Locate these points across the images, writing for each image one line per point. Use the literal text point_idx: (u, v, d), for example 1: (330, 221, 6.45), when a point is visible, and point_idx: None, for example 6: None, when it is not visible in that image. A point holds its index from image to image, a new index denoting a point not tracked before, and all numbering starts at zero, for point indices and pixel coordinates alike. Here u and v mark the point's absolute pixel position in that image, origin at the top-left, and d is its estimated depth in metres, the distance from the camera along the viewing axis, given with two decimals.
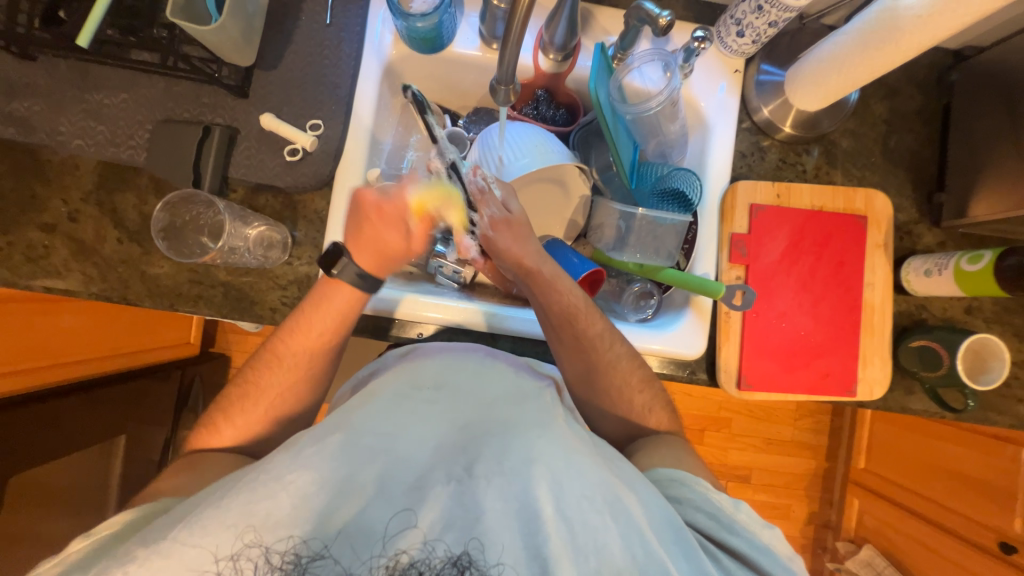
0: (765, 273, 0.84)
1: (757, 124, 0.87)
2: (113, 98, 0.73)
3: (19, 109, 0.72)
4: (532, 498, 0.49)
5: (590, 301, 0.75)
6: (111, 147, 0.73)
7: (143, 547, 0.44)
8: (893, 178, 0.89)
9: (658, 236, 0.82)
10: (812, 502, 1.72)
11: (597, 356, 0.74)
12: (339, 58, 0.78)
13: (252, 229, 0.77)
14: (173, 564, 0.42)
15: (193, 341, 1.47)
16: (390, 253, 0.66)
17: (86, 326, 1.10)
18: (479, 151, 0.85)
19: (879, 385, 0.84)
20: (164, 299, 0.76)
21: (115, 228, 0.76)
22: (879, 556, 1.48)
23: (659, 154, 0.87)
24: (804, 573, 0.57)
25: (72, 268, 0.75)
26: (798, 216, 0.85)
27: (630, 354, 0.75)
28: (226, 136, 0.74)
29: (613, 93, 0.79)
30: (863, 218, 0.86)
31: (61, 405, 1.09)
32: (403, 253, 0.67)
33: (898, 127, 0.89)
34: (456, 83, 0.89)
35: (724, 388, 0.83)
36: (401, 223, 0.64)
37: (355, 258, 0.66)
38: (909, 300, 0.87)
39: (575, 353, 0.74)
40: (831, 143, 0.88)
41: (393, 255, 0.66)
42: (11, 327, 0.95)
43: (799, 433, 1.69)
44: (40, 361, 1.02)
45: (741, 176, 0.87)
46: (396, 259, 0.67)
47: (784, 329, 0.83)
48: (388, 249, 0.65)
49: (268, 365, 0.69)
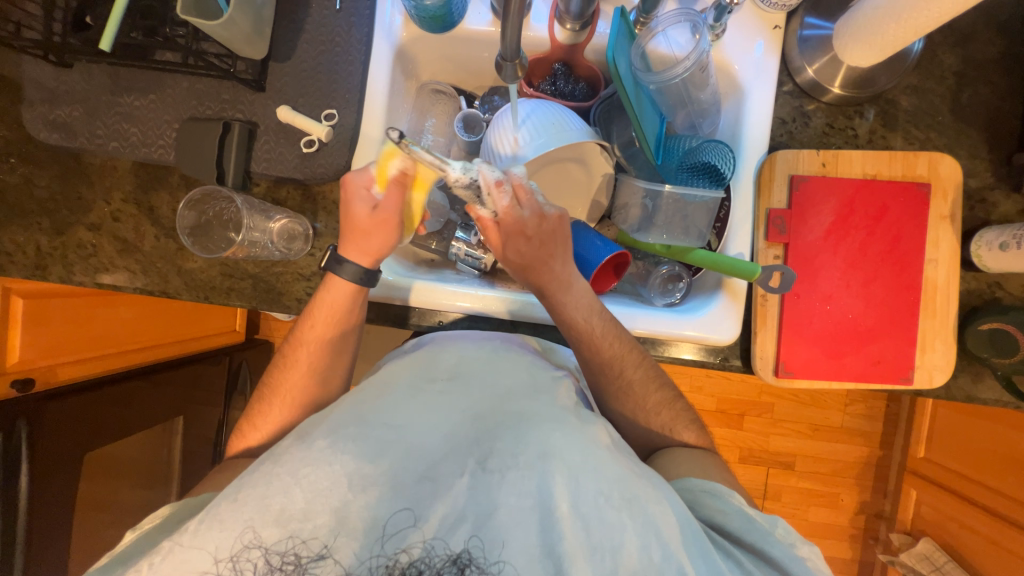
0: (807, 252, 0.77)
1: (800, 86, 0.79)
2: (142, 99, 0.76)
3: (61, 116, 0.76)
4: (547, 494, 0.49)
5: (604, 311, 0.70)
6: (143, 147, 0.76)
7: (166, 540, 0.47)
8: (964, 139, 0.78)
9: (687, 214, 0.77)
10: (863, 491, 1.62)
11: (596, 354, 0.70)
12: (350, 44, 0.77)
13: (275, 222, 0.78)
14: (193, 556, 0.45)
15: (238, 329, 1.54)
16: (363, 229, 0.67)
17: (142, 318, 1.20)
18: (494, 134, 0.81)
19: (940, 371, 0.76)
20: (199, 292, 0.80)
21: (152, 225, 0.80)
22: (937, 549, 1.37)
23: (689, 126, 0.82)
24: None
25: (118, 264, 0.80)
26: (845, 187, 0.77)
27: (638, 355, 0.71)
28: (246, 131, 0.75)
29: (636, 62, 0.73)
30: (927, 186, 0.76)
31: (131, 388, 1.16)
32: (372, 226, 0.67)
33: (972, 79, 0.78)
34: (470, 63, 0.86)
35: (760, 376, 0.78)
36: (371, 194, 0.66)
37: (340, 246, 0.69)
38: (980, 277, 0.78)
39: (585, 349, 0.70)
40: (888, 102, 0.79)
41: (366, 231, 0.67)
42: (76, 318, 1.06)
43: (850, 419, 1.59)
44: (105, 350, 1.12)
45: (780, 145, 0.80)
46: (371, 238, 0.68)
47: (829, 312, 0.77)
48: (360, 223, 0.67)
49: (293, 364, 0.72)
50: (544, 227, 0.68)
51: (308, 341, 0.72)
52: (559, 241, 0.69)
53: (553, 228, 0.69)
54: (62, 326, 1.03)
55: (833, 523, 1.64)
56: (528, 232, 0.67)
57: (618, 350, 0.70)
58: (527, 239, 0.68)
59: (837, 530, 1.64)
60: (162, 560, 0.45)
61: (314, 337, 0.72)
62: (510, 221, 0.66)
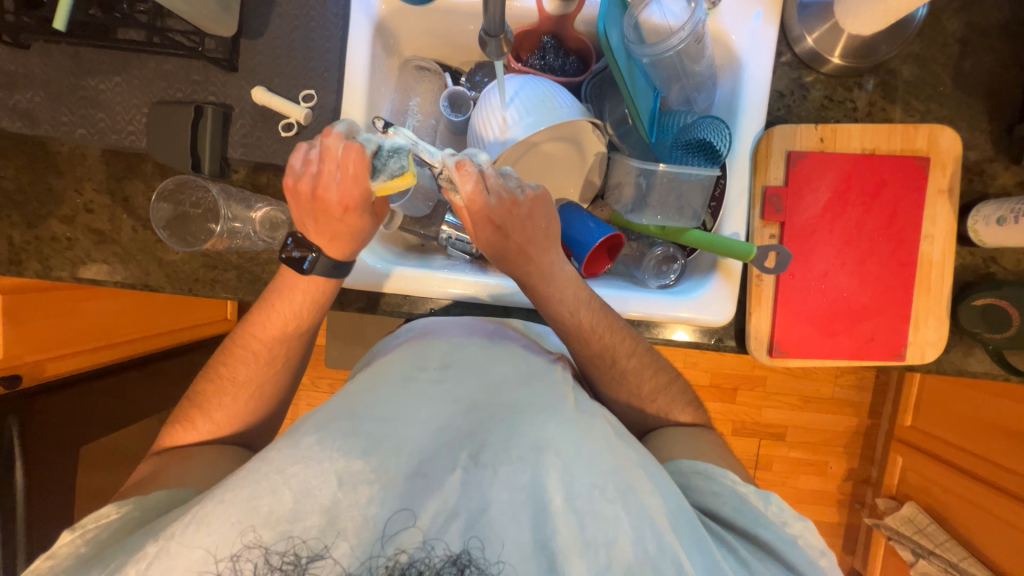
0: (804, 230, 0.76)
1: (799, 56, 0.76)
2: (108, 82, 0.72)
3: (22, 102, 0.72)
4: (541, 488, 0.49)
5: (596, 296, 0.70)
6: (112, 134, 0.72)
7: (154, 543, 0.46)
8: (965, 109, 0.76)
9: (681, 193, 0.75)
10: (852, 459, 1.66)
11: (583, 340, 0.69)
12: (326, 19, 0.73)
13: (256, 211, 0.76)
14: (180, 560, 0.44)
15: (230, 318, 1.46)
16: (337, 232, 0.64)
17: (129, 308, 1.14)
18: (481, 112, 0.77)
19: (933, 347, 0.76)
20: (183, 285, 0.77)
21: (129, 217, 0.77)
22: (920, 513, 1.42)
23: (683, 101, 0.78)
24: (835, 568, 0.57)
25: (96, 257, 0.77)
26: (843, 163, 0.75)
27: (631, 336, 0.71)
28: (220, 115, 0.71)
29: (628, 33, 0.70)
30: (925, 159, 0.75)
31: (125, 379, 1.17)
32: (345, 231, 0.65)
33: (976, 47, 0.75)
34: (455, 37, 0.81)
35: (754, 356, 0.78)
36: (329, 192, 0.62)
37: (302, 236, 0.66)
38: (975, 252, 0.77)
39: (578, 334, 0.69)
40: (889, 72, 0.76)
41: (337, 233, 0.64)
42: (61, 309, 1.00)
43: (841, 391, 1.62)
44: (94, 343, 1.08)
45: (778, 120, 0.78)
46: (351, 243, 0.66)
47: (824, 291, 0.76)
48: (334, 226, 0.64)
49: (241, 366, 0.70)
50: (517, 211, 0.65)
51: (270, 344, 0.70)
52: (538, 223, 0.66)
53: (526, 211, 0.66)
54: (47, 319, 0.98)
55: (822, 490, 1.69)
56: (497, 218, 0.64)
57: (610, 342, 0.69)
58: (497, 226, 0.65)
59: (826, 497, 1.69)
60: (149, 566, 0.44)
61: (274, 338, 0.70)
62: (478, 205, 0.62)
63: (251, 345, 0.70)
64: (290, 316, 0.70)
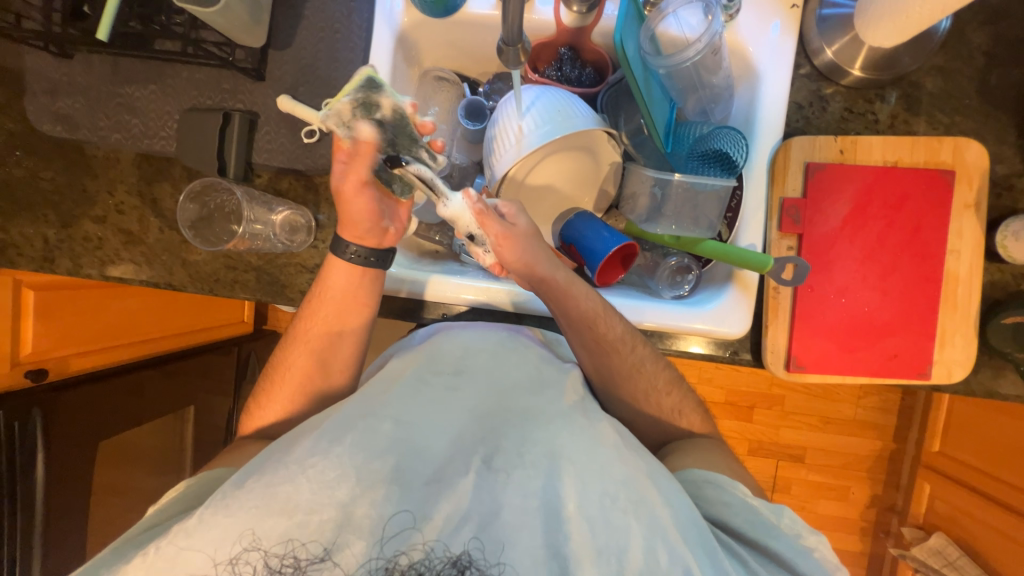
0: (822, 244, 0.74)
1: (818, 68, 0.76)
2: (143, 90, 0.75)
3: (64, 107, 0.76)
4: (555, 494, 0.50)
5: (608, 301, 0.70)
6: (145, 138, 0.76)
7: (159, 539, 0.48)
8: (993, 123, 0.74)
9: (697, 204, 0.74)
10: (875, 485, 1.59)
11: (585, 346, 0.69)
12: (350, 31, 0.75)
13: (277, 214, 0.78)
14: (197, 540, 0.46)
15: (247, 320, 1.52)
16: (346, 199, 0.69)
17: (146, 310, 1.18)
18: (497, 121, 0.78)
19: (960, 367, 0.73)
20: (204, 284, 0.79)
21: (156, 218, 0.79)
22: (950, 544, 1.34)
23: (700, 112, 0.77)
24: None
25: (123, 255, 0.80)
26: (864, 175, 0.74)
27: (629, 333, 0.69)
28: (246, 121, 0.74)
29: (644, 45, 0.70)
30: (950, 172, 0.73)
31: (143, 376, 1.15)
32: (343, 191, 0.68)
33: (1002, 59, 0.74)
34: (473, 47, 0.83)
35: (770, 370, 0.76)
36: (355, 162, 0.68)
37: (339, 231, 0.70)
38: (1005, 269, 0.74)
39: (591, 347, 0.69)
40: (912, 84, 0.75)
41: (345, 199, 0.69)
42: (87, 308, 1.07)
43: (863, 412, 1.56)
44: (118, 340, 1.13)
45: (796, 131, 0.77)
46: (350, 206, 0.67)
47: (844, 306, 0.74)
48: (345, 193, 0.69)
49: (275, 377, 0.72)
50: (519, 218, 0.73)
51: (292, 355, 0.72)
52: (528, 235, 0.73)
53: None
54: (74, 314, 1.04)
55: (843, 516, 1.62)
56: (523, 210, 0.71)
57: (621, 339, 0.68)
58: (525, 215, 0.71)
59: (847, 523, 1.62)
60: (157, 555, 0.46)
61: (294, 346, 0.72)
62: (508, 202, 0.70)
63: (301, 357, 0.72)
64: (334, 317, 0.71)
